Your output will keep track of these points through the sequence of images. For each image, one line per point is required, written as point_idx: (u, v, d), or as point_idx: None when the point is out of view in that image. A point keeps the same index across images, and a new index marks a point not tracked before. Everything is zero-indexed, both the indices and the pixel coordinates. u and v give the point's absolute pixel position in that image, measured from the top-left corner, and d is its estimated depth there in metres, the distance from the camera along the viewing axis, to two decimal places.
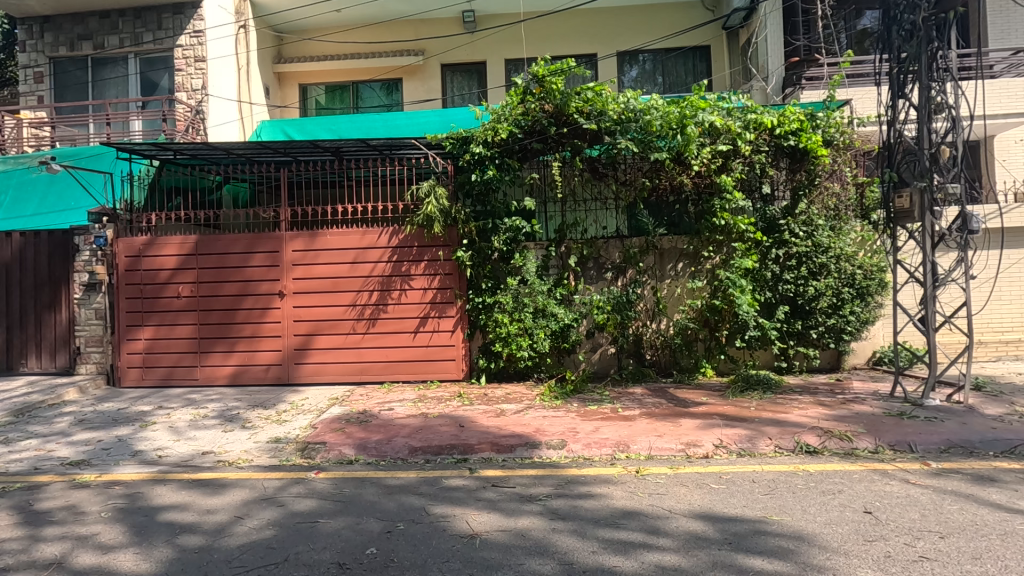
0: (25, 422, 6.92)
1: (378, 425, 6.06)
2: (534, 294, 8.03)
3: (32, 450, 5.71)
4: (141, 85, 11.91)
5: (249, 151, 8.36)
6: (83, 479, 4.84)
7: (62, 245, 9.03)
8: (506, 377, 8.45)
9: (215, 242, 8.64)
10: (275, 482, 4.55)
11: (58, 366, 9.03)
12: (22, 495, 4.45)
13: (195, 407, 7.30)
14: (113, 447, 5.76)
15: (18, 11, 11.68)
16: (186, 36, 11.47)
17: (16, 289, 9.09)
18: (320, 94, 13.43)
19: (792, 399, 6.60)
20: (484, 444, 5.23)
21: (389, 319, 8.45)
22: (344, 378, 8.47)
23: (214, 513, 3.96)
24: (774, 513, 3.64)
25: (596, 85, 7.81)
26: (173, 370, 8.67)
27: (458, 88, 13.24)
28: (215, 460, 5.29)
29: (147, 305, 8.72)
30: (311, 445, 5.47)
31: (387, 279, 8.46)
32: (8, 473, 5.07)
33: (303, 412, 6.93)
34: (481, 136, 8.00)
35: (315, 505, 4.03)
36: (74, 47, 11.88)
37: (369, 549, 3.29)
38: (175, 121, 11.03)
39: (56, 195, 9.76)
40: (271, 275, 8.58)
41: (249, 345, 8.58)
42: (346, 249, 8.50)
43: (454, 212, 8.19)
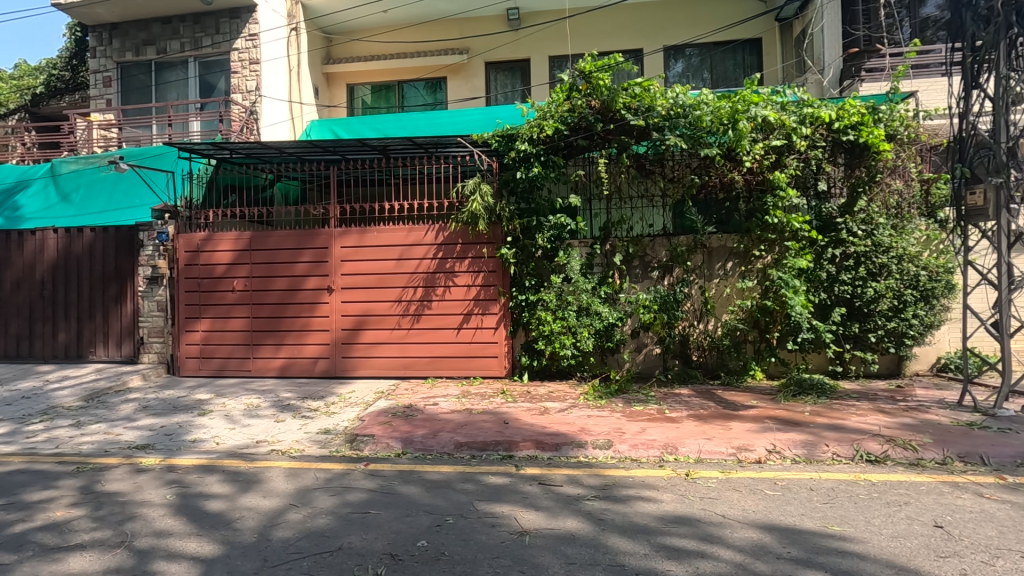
0: (94, 406, 7.34)
1: (423, 419, 6.14)
2: (578, 293, 7.97)
3: (102, 434, 6.06)
4: (200, 88, 12.42)
5: (300, 150, 8.61)
6: (146, 463, 5.09)
7: (127, 240, 9.52)
8: (549, 376, 8.41)
9: (268, 238, 8.93)
10: (326, 473, 4.67)
11: (123, 354, 9.54)
12: (93, 476, 4.71)
13: (249, 398, 7.58)
14: (173, 433, 6.04)
15: (89, 19, 12.36)
16: (242, 39, 11.87)
17: (86, 282, 9.63)
18: (366, 94, 13.70)
19: (849, 405, 6.31)
20: (529, 442, 5.22)
21: (433, 316, 8.55)
22: (389, 372, 8.62)
23: (270, 500, 4.10)
24: (835, 523, 3.50)
25: (644, 80, 7.69)
26: (227, 361, 9.02)
27: (502, 87, 13.28)
28: (268, 449, 5.46)
29: (204, 299, 9.10)
30: (360, 437, 5.58)
31: (432, 275, 8.56)
32: (78, 454, 5.38)
33: (351, 404, 7.08)
34: (527, 133, 8.00)
35: (365, 497, 4.11)
36: (139, 53, 12.50)
37: (420, 542, 3.33)
38: (230, 122, 11.46)
39: (123, 193, 10.31)
40: (320, 271, 8.81)
41: (299, 338, 8.84)
42: (392, 245, 8.64)
43: (499, 210, 8.20)
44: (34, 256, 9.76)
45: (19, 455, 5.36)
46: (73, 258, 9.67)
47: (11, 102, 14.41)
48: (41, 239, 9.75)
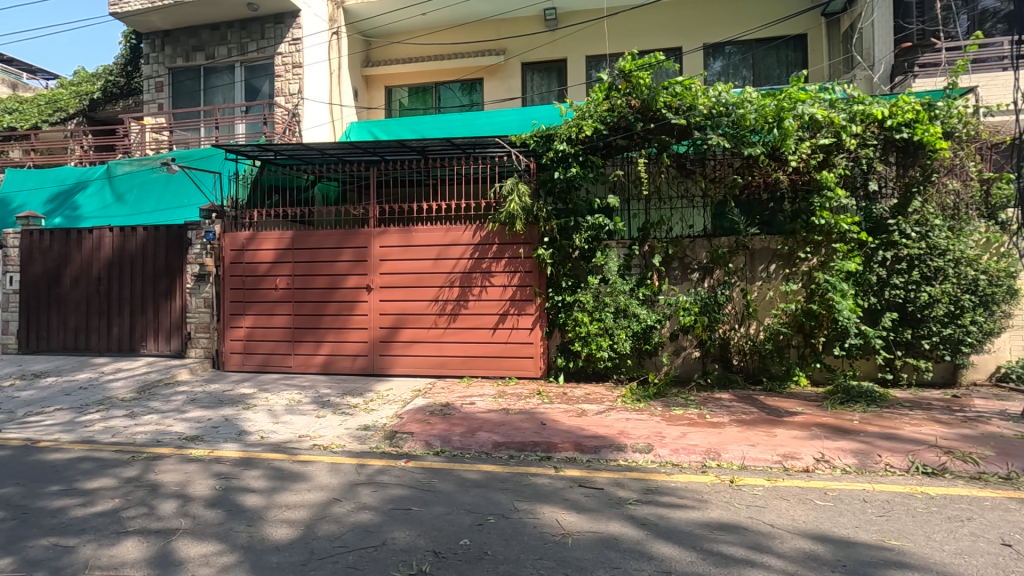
0: (146, 398, 7.64)
1: (461, 418, 6.17)
2: (616, 294, 7.88)
3: (153, 424, 6.30)
4: (245, 91, 12.82)
5: (341, 151, 8.77)
6: (195, 454, 5.26)
7: (177, 238, 9.88)
8: (585, 378, 8.35)
9: (309, 237, 9.14)
10: (367, 469, 4.74)
11: (172, 348, 9.90)
12: (146, 465, 4.90)
13: (291, 393, 7.77)
14: (220, 425, 6.24)
15: (144, 27, 12.91)
16: (285, 44, 12.19)
17: (138, 279, 10.04)
18: (403, 96, 13.89)
19: (902, 414, 6.04)
20: (567, 444, 5.18)
21: (469, 315, 8.59)
22: (425, 371, 8.70)
23: (313, 495, 4.17)
24: (893, 538, 3.35)
25: (685, 79, 7.55)
26: (269, 357, 9.27)
27: (538, 88, 13.27)
28: (310, 444, 5.57)
29: (248, 296, 9.37)
30: (399, 434, 5.64)
31: (468, 275, 8.60)
32: (132, 444, 5.61)
33: (388, 402, 7.16)
34: (565, 133, 7.95)
35: (406, 494, 4.14)
36: (189, 58, 12.98)
37: (463, 541, 3.33)
38: (274, 124, 11.79)
39: (173, 193, 10.73)
40: (359, 270, 8.97)
41: (338, 336, 9.02)
42: (430, 245, 8.72)
43: (536, 210, 8.17)
44: (91, 253, 10.22)
45: (78, 443, 5.63)
46: (127, 255, 10.08)
47: (71, 107, 15.17)
48: (98, 237, 10.19)
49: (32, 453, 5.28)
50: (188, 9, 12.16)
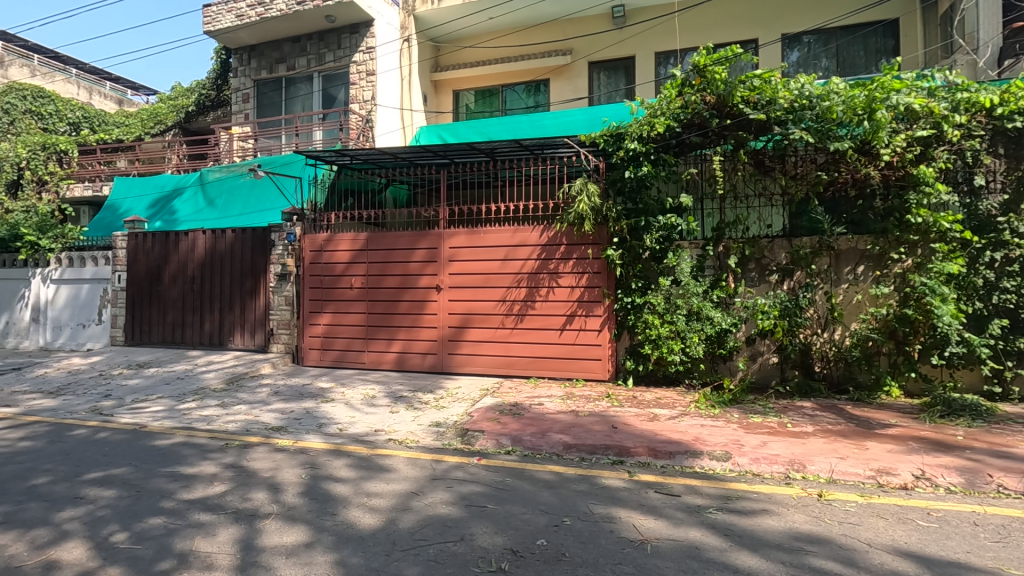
0: (235, 389, 8.18)
1: (531, 418, 6.19)
2: (688, 296, 7.65)
3: (243, 414, 6.73)
4: (323, 100, 13.44)
5: (413, 155, 9.01)
6: (282, 444, 5.57)
7: (261, 240, 10.50)
8: (655, 382, 8.11)
9: (382, 238, 9.46)
10: (442, 465, 4.85)
11: (256, 343, 10.53)
12: (239, 453, 5.24)
13: (366, 388, 8.06)
14: (302, 417, 6.58)
15: (233, 42, 13.84)
16: (360, 53, 12.69)
17: (227, 278, 10.75)
18: (470, 99, 14.07)
19: (1016, 431, 5.47)
20: (641, 448, 5.07)
21: (536, 316, 8.60)
22: (493, 371, 8.79)
23: (392, 487, 4.31)
24: (1012, 566, 3.04)
25: (764, 72, 7.21)
26: (345, 353, 9.68)
27: (605, 87, 13.09)
28: (386, 438, 5.76)
29: (326, 294, 9.83)
30: (470, 431, 5.73)
31: (536, 276, 8.61)
32: (225, 432, 6.01)
33: (458, 400, 7.28)
34: (636, 131, 7.80)
35: (481, 490, 4.19)
36: (272, 70, 13.78)
37: (540, 541, 3.33)
38: (350, 130, 12.34)
39: (258, 198, 11.44)
40: (429, 270, 9.19)
41: (409, 333, 9.28)
42: (498, 246, 8.79)
43: (606, 210, 8.05)
44: (187, 254, 11.04)
45: (180, 429, 6.09)
46: (218, 256, 10.82)
47: (169, 120, 16.48)
48: (193, 239, 11.00)
49: (141, 437, 5.76)
50: (272, 24, 12.92)
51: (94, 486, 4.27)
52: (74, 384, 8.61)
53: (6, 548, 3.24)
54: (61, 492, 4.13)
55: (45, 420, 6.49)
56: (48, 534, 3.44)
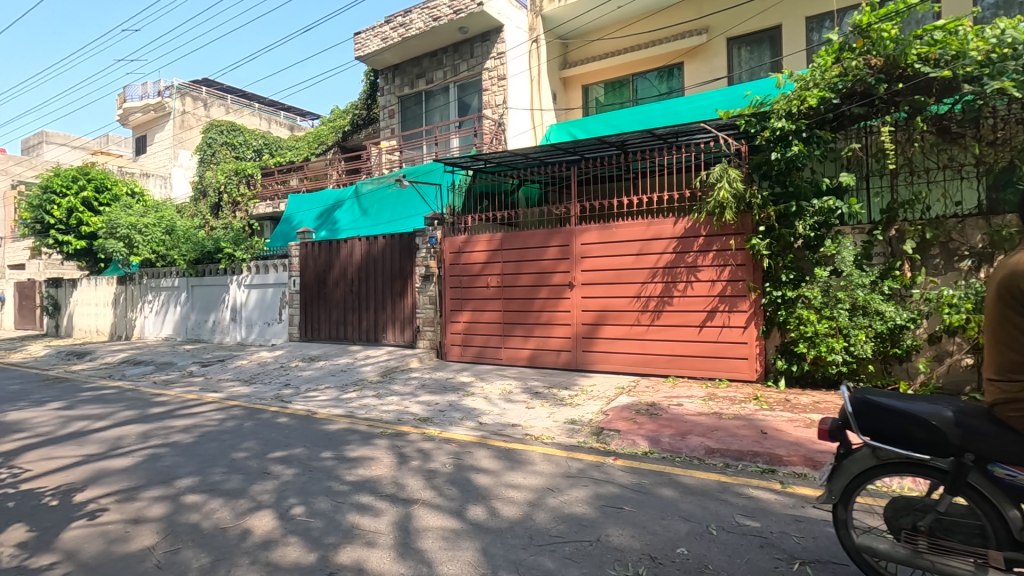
0: (388, 381, 8.96)
1: (669, 419, 5.94)
2: (852, 288, 6.78)
3: (395, 405, 7.35)
4: (458, 108, 14.15)
5: (544, 154, 9.11)
6: (430, 433, 5.98)
7: (408, 244, 11.34)
8: (812, 385, 7.31)
9: (516, 238, 9.70)
10: (578, 463, 4.84)
11: (405, 339, 11.41)
12: (392, 440, 5.72)
13: (503, 383, 8.34)
14: (447, 409, 7.01)
15: (380, 64, 15.17)
16: (492, 59, 13.17)
17: (380, 280, 11.78)
18: (600, 93, 13.82)
19: None
20: (796, 458, 4.61)
21: (674, 312, 8.21)
22: (629, 369, 8.59)
23: (532, 481, 4.40)
24: None
25: (950, 22, 6.27)
26: (484, 349, 10.12)
27: (746, 63, 12.01)
28: (524, 432, 5.91)
29: (465, 293, 10.37)
30: (606, 430, 5.67)
31: (672, 270, 8.23)
32: (380, 420, 6.61)
33: (594, 398, 7.23)
34: (783, 108, 7.06)
35: (618, 493, 4.10)
36: (413, 86, 14.84)
37: (680, 549, 3.18)
38: (483, 135, 12.89)
39: (404, 205, 12.42)
40: (563, 267, 9.23)
41: (544, 331, 9.42)
42: (632, 240, 8.55)
43: (749, 196, 7.41)
44: (347, 260, 12.33)
45: (344, 416, 6.82)
46: (373, 260, 11.91)
47: (329, 140, 18.49)
48: (351, 245, 12.24)
49: (313, 422, 6.57)
50: (413, 42, 13.92)
51: (278, 463, 4.95)
52: (263, 374, 10.10)
53: (215, 512, 3.88)
54: (254, 467, 4.85)
55: (241, 405, 7.67)
56: (245, 503, 4.05)
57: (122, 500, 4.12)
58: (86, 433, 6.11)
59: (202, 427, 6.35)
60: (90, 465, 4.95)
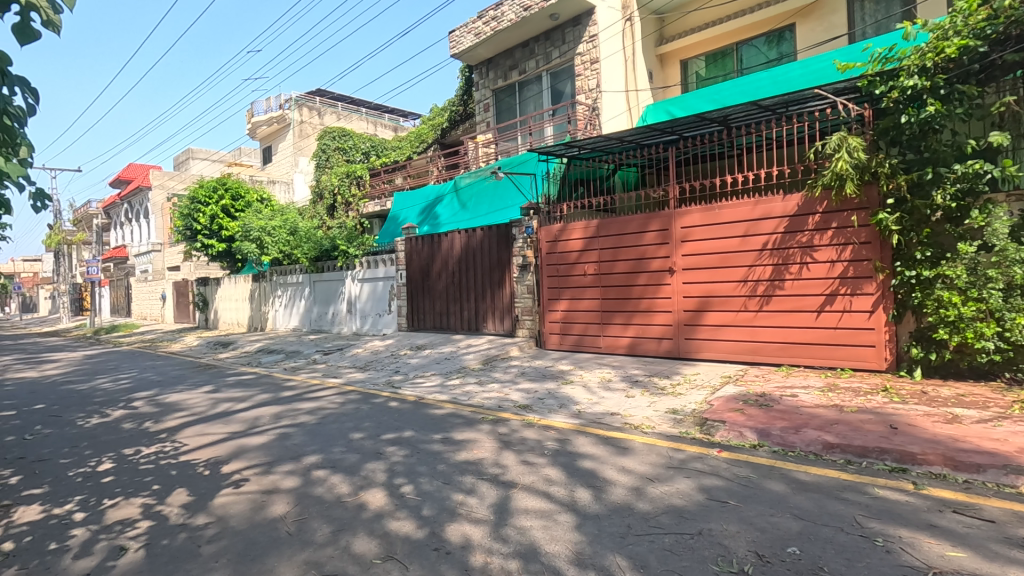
0: (490, 369, 9.26)
1: (782, 411, 5.57)
2: (1006, 265, 5.85)
3: (496, 392, 7.58)
4: (551, 96, 14.10)
5: (639, 136, 8.83)
6: (531, 420, 6.10)
7: (505, 235, 11.56)
8: (956, 375, 6.51)
9: (613, 223, 9.52)
10: (680, 454, 4.69)
11: (505, 328, 11.70)
12: (494, 426, 5.91)
13: (603, 372, 8.28)
14: (547, 397, 7.09)
15: (474, 59, 15.50)
16: (584, 43, 12.95)
17: (480, 271, 12.12)
18: (700, 66, 13.09)
19: None
20: (932, 456, 4.13)
21: (787, 297, 7.63)
22: (737, 357, 8.13)
23: (632, 470, 4.34)
24: None
25: None
26: (582, 337, 10.09)
27: (872, 16, 10.67)
28: (623, 421, 5.83)
29: (562, 282, 10.38)
30: (711, 421, 5.44)
31: (784, 251, 7.64)
32: (483, 406, 6.86)
33: (697, 387, 6.95)
34: (915, 64, 6.23)
35: (723, 485, 3.93)
36: (506, 78, 15.00)
37: (791, 548, 2.99)
38: (577, 121, 12.78)
39: (501, 197, 12.66)
40: (663, 252, 8.91)
41: (644, 318, 9.18)
42: (737, 221, 8.05)
43: (875, 165, 6.65)
44: (448, 252, 12.82)
45: (449, 402, 7.16)
46: (472, 251, 12.28)
47: (429, 138, 19.24)
48: (452, 238, 12.70)
49: (421, 407, 6.96)
50: (505, 35, 14.06)
51: (389, 445, 5.32)
52: (376, 362, 10.86)
53: (337, 487, 4.27)
54: (369, 447, 5.25)
55: (357, 390, 8.32)
56: (360, 480, 4.41)
57: (260, 472, 4.65)
58: (231, 412, 6.97)
59: (325, 410, 6.98)
60: (234, 441, 5.63)
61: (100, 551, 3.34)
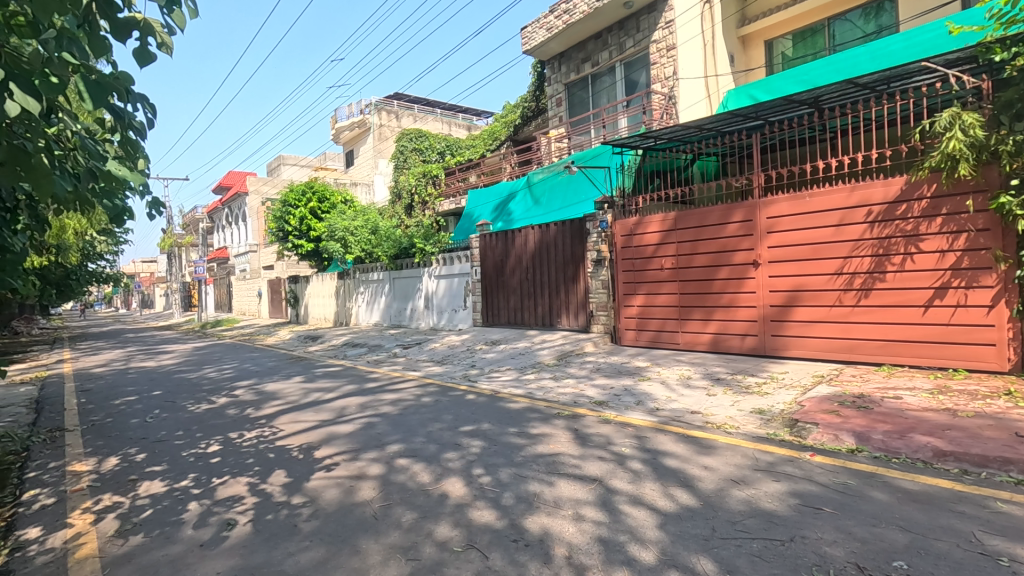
0: (564, 365, 9.23)
1: (884, 413, 5.14)
2: None
3: (571, 387, 7.55)
4: (625, 87, 13.80)
5: (720, 123, 8.44)
6: (606, 416, 6.02)
7: (579, 230, 11.46)
8: None
9: (691, 215, 9.19)
10: (768, 456, 4.45)
11: (580, 324, 11.61)
12: (570, 421, 5.88)
13: (681, 368, 8.02)
14: (623, 393, 6.97)
15: (546, 54, 15.45)
16: (659, 30, 12.58)
17: (554, 266, 12.11)
18: (787, 46, 12.30)
19: None
20: None
21: (889, 290, 7.03)
22: (830, 356, 7.59)
23: (717, 470, 4.17)
24: None
25: None
26: (659, 333, 9.81)
27: None
28: (705, 420, 5.62)
29: (638, 277, 10.15)
30: (801, 423, 5.13)
31: (885, 240, 7.03)
32: (558, 402, 6.85)
33: (786, 386, 6.57)
34: None
35: (817, 491, 3.69)
36: (579, 71, 14.83)
37: (897, 562, 2.76)
38: (653, 111, 12.48)
39: (574, 191, 12.55)
40: (746, 244, 8.48)
41: (726, 313, 8.78)
42: (831, 209, 7.51)
43: (995, 144, 5.94)
44: (522, 248, 12.89)
45: (525, 397, 7.21)
46: (546, 247, 12.28)
47: (501, 135, 19.38)
48: (525, 234, 12.76)
49: (497, 401, 7.07)
50: (577, 27, 13.90)
51: (467, 436, 5.44)
52: (453, 356, 11.14)
53: (418, 475, 4.43)
54: (448, 439, 5.39)
55: (436, 383, 8.58)
56: (441, 469, 4.54)
57: (348, 459, 4.91)
58: (321, 402, 7.41)
59: (406, 401, 7.26)
60: (324, 429, 5.99)
61: (211, 524, 3.67)
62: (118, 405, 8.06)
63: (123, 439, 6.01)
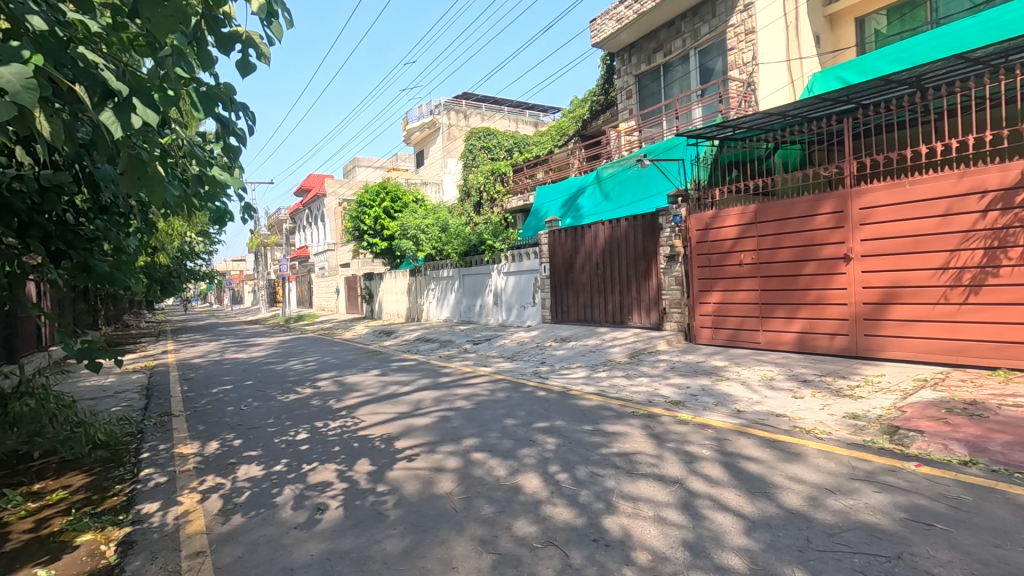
0: (637, 363, 9.05)
1: (1001, 422, 4.65)
2: None
3: (645, 386, 7.38)
4: (700, 75, 13.29)
5: (806, 108, 7.93)
6: (683, 417, 5.82)
7: (651, 225, 11.17)
8: None
9: (773, 208, 8.71)
10: (866, 464, 4.14)
11: (652, 321, 11.32)
12: (646, 420, 5.75)
13: (763, 369, 7.64)
14: (701, 393, 6.73)
15: (616, 46, 15.16)
16: (738, 14, 12.05)
17: (624, 262, 11.87)
18: (882, 21, 11.34)
19: None
20: None
21: (1005, 287, 6.34)
22: (933, 358, 6.96)
23: (808, 478, 3.93)
24: None
25: None
26: (738, 332, 9.39)
27: None
28: (792, 424, 5.32)
29: (714, 273, 9.75)
30: (903, 430, 4.73)
31: (1000, 231, 6.35)
32: (632, 400, 6.71)
33: (882, 390, 6.09)
34: None
35: (926, 505, 3.39)
36: (650, 61, 14.45)
37: None
38: (730, 99, 11.93)
39: (646, 185, 12.22)
40: (836, 237, 7.94)
41: (813, 311, 8.26)
42: (935, 198, 6.87)
43: None
44: (592, 244, 12.73)
45: (597, 394, 7.12)
46: (616, 243, 12.06)
47: (569, 130, 19.26)
48: (595, 230, 12.60)
49: (569, 398, 7.02)
50: (649, 16, 13.53)
51: (541, 433, 5.44)
52: (523, 352, 11.20)
53: (495, 470, 4.47)
54: (522, 435, 5.41)
55: (507, 378, 8.65)
56: (517, 464, 4.56)
57: (426, 451, 5.05)
58: (398, 395, 7.67)
59: (479, 396, 7.36)
60: (403, 421, 6.19)
61: (305, 507, 3.89)
62: (216, 393, 8.71)
63: (222, 425, 6.48)
